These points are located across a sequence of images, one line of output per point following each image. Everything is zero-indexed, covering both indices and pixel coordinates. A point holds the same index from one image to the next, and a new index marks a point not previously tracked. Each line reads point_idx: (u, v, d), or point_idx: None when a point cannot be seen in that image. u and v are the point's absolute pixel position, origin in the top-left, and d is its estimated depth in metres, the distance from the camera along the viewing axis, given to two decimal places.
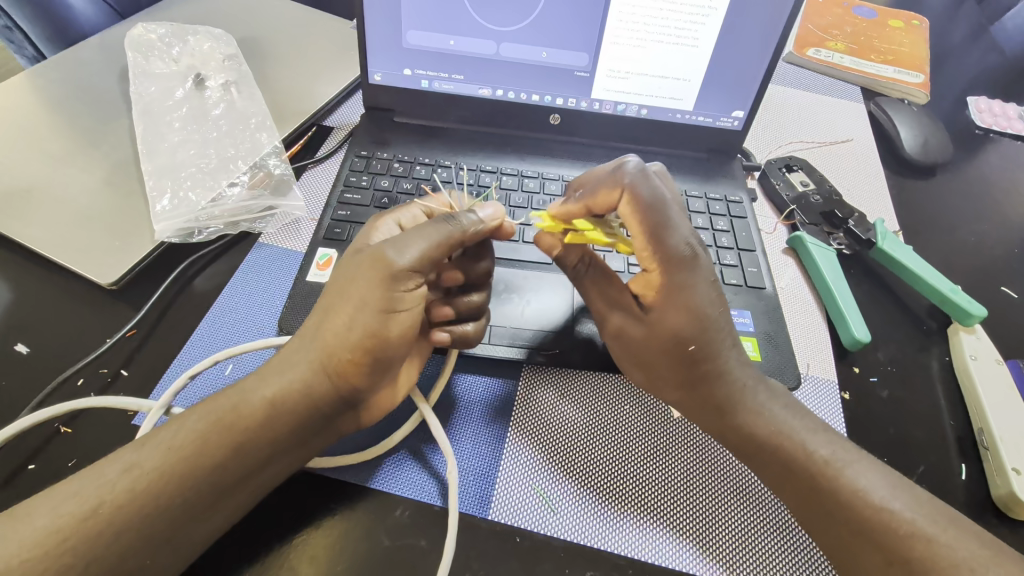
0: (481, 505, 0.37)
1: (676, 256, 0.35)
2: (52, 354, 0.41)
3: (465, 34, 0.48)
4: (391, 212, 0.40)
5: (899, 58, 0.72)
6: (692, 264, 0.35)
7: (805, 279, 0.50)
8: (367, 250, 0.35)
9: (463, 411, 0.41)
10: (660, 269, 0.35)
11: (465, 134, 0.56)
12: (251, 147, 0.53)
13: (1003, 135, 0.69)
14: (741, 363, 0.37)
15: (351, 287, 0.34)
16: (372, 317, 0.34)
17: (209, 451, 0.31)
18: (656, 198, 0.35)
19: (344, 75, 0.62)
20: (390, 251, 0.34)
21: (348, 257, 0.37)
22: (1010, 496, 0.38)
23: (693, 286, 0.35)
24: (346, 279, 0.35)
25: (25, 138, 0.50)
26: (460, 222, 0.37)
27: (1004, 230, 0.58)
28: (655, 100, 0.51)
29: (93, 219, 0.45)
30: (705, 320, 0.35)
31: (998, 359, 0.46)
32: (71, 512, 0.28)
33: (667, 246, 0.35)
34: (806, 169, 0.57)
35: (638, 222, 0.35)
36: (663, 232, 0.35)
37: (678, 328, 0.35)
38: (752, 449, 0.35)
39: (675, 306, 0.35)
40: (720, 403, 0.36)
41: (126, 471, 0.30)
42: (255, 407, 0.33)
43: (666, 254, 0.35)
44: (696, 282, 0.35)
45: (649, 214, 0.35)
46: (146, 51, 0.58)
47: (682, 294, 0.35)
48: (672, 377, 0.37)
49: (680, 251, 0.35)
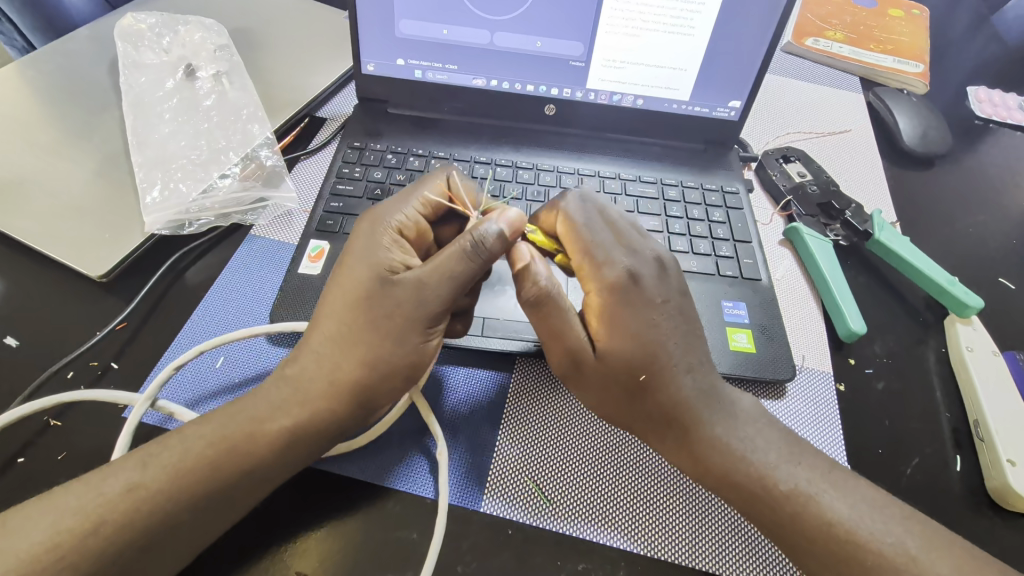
0: (473, 498, 0.37)
1: (609, 274, 0.35)
2: (42, 349, 0.41)
3: (460, 23, 0.48)
4: (386, 217, 0.38)
5: (897, 47, 0.71)
6: (632, 286, 0.35)
7: (802, 270, 0.50)
8: (397, 280, 0.35)
9: (457, 402, 0.41)
10: (598, 291, 0.35)
11: (460, 125, 0.56)
12: (243, 138, 0.52)
13: (1003, 125, 0.69)
14: (695, 388, 0.35)
15: (378, 315, 0.34)
16: (389, 345, 0.34)
17: (210, 469, 0.30)
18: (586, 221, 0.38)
19: (337, 66, 0.61)
20: (423, 288, 0.34)
21: (369, 281, 0.35)
22: (1005, 488, 0.38)
23: (632, 310, 0.35)
24: (367, 302, 0.35)
25: (14, 130, 0.50)
26: (488, 248, 0.35)
27: (1003, 221, 0.58)
28: (651, 90, 0.51)
29: (84, 212, 0.45)
30: (650, 346, 0.34)
31: (994, 350, 0.45)
32: (68, 524, 0.28)
33: (603, 268, 0.36)
34: (803, 160, 0.57)
35: (575, 243, 0.38)
36: (594, 253, 0.37)
37: (621, 359, 0.34)
38: (727, 479, 0.34)
39: (618, 334, 0.35)
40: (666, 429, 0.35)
41: (127, 488, 0.29)
42: (259, 425, 0.32)
43: (603, 277, 0.36)
44: (636, 306, 0.35)
45: (580, 236, 0.37)
46: (136, 41, 0.57)
47: (622, 320, 0.35)
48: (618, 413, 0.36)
49: (617, 274, 0.35)
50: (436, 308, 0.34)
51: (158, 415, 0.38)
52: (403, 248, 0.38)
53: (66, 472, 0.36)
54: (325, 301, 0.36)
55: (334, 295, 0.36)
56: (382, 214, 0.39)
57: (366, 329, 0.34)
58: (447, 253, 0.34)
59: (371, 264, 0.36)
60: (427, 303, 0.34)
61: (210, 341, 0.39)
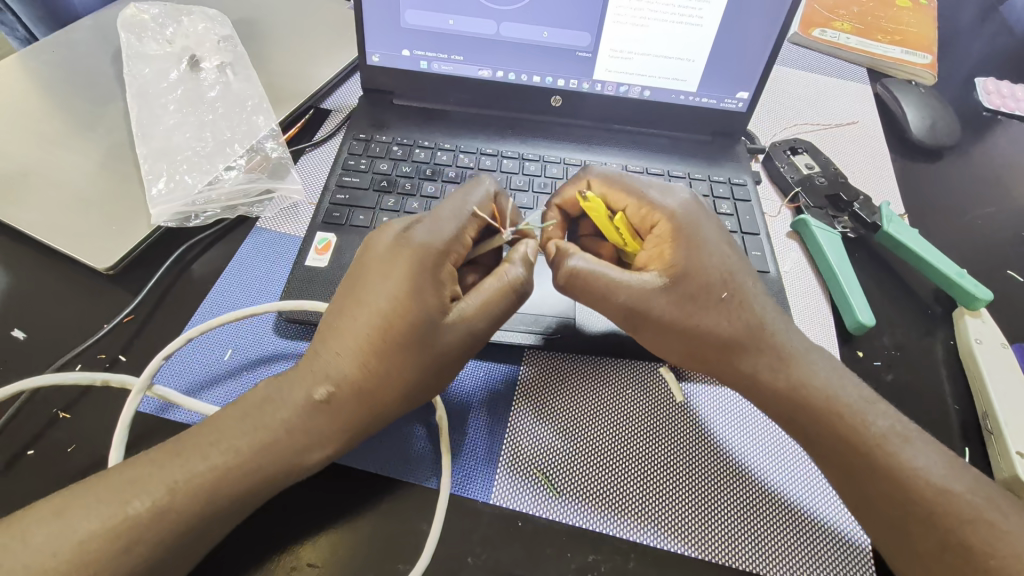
0: (484, 489, 0.37)
1: (666, 202, 0.39)
2: (49, 341, 0.41)
3: (465, 13, 0.47)
4: (435, 246, 0.34)
5: (906, 38, 0.70)
6: (692, 213, 0.39)
7: (810, 262, 0.50)
8: (454, 326, 0.34)
9: (465, 394, 0.41)
10: (666, 221, 0.38)
11: (465, 117, 0.55)
12: (247, 130, 0.52)
13: (1011, 117, 0.68)
14: (771, 313, 0.39)
15: (427, 351, 0.33)
16: (434, 380, 0.35)
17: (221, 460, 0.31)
18: (615, 176, 0.41)
19: (341, 57, 0.61)
20: (477, 331, 0.35)
21: (423, 325, 0.33)
22: (1014, 480, 0.38)
23: (699, 232, 0.38)
24: (421, 347, 0.33)
25: (18, 121, 0.49)
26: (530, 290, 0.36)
27: (1012, 214, 0.57)
28: (659, 81, 0.50)
29: (89, 203, 0.45)
30: (729, 270, 0.38)
31: (1004, 342, 0.45)
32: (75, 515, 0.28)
33: (653, 205, 0.39)
34: (810, 152, 0.56)
35: (620, 192, 0.40)
36: (644, 195, 0.39)
37: (706, 275, 0.37)
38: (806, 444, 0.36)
39: (688, 249, 0.37)
40: (694, 299, 0.37)
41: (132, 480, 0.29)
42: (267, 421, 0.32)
43: (653, 211, 0.39)
44: (704, 230, 0.38)
45: (614, 188, 0.41)
46: (140, 32, 0.57)
47: (693, 239, 0.38)
48: (720, 340, 0.37)
49: (674, 206, 0.39)
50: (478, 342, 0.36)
51: (154, 403, 0.38)
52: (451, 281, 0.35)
53: (77, 465, 0.36)
54: (343, 320, 0.33)
55: (356, 322, 0.33)
56: (429, 240, 0.34)
57: (411, 363, 0.33)
58: (504, 299, 0.35)
59: (425, 309, 0.33)
60: (475, 343, 0.35)
61: (206, 327, 0.39)
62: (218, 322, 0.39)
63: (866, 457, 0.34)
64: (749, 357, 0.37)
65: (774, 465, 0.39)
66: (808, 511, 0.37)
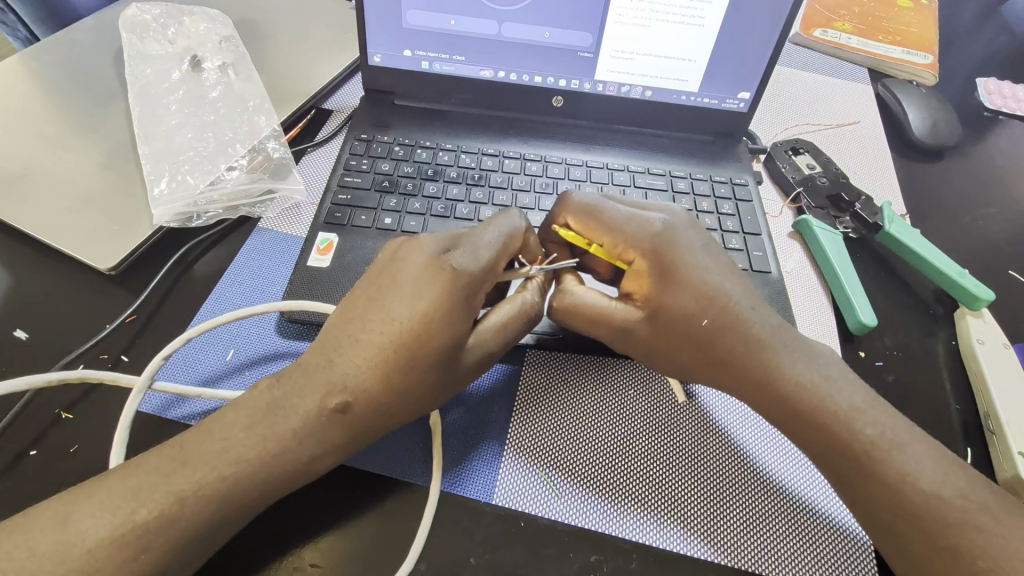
0: (485, 490, 0.37)
1: (643, 233, 0.39)
2: (52, 341, 0.41)
3: (466, 13, 0.47)
4: (472, 273, 0.35)
5: (907, 38, 0.70)
6: (669, 237, 0.39)
7: (812, 263, 0.50)
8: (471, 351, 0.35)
9: (469, 394, 0.41)
10: (642, 255, 0.38)
11: (467, 117, 0.55)
12: (249, 130, 0.52)
13: (1012, 117, 0.68)
14: (764, 322, 0.38)
15: (441, 366, 0.34)
16: (443, 396, 0.36)
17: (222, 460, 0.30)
18: (591, 205, 0.41)
19: (343, 58, 0.61)
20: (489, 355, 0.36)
21: (447, 348, 0.34)
22: (1016, 480, 0.38)
23: (679, 257, 0.38)
24: (440, 365, 0.34)
25: (20, 122, 0.49)
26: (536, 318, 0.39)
27: (1013, 214, 0.57)
28: (660, 81, 0.50)
29: (91, 204, 0.45)
30: (714, 287, 0.38)
31: (1005, 342, 0.45)
32: (76, 515, 0.28)
33: (628, 239, 0.39)
34: (812, 152, 0.56)
35: (596, 224, 0.40)
36: (620, 228, 0.39)
37: (687, 302, 0.37)
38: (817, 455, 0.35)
39: (666, 281, 0.38)
40: (675, 328, 0.37)
41: (133, 481, 0.29)
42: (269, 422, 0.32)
43: (629, 245, 0.39)
44: (685, 251, 0.38)
45: (589, 220, 0.41)
46: (142, 32, 0.57)
47: (671, 268, 0.38)
48: (708, 359, 0.37)
49: (651, 236, 0.39)
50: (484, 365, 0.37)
51: (156, 403, 0.38)
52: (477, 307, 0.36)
53: (79, 465, 0.36)
54: (362, 330, 0.33)
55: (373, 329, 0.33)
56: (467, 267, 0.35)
57: (423, 373, 0.33)
58: (515, 328, 0.37)
59: (452, 333, 0.34)
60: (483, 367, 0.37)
61: (209, 327, 0.39)
62: (221, 322, 0.39)
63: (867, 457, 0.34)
64: (745, 369, 0.37)
65: (776, 464, 0.39)
66: (809, 511, 0.37)
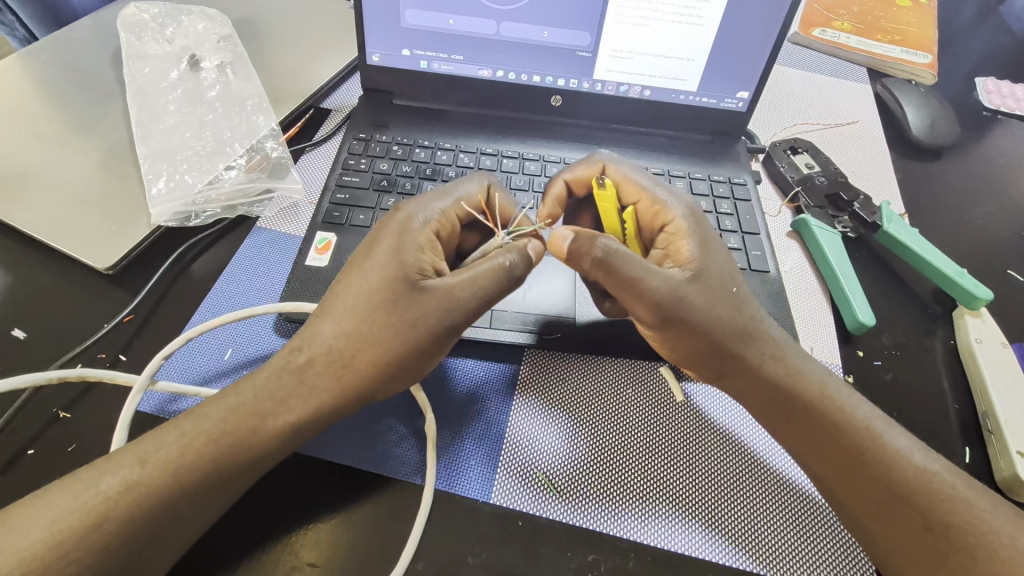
0: (483, 490, 0.37)
1: (678, 205, 0.41)
2: (49, 341, 0.41)
3: (464, 12, 0.47)
4: (417, 215, 0.37)
5: (906, 38, 0.70)
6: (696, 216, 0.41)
7: (810, 263, 0.50)
8: (431, 295, 0.34)
9: (466, 394, 0.41)
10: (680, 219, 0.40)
11: (465, 116, 0.55)
12: (247, 130, 0.52)
13: (1011, 117, 0.68)
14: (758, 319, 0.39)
15: (402, 320, 0.34)
16: (409, 357, 0.34)
17: (219, 459, 0.30)
18: (630, 171, 0.42)
19: (341, 57, 0.61)
20: (451, 301, 0.34)
21: (401, 287, 0.34)
22: (1014, 479, 0.38)
23: (706, 230, 0.40)
24: (398, 309, 0.34)
25: (17, 121, 0.49)
26: (512, 268, 0.35)
27: (1011, 213, 0.57)
28: (659, 80, 0.50)
29: (88, 203, 0.45)
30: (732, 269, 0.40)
31: (1004, 342, 0.45)
32: (71, 515, 0.28)
33: (665, 204, 0.40)
34: (811, 151, 0.56)
35: (634, 187, 0.42)
36: (657, 194, 0.41)
37: (719, 271, 0.39)
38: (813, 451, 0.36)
39: (701, 246, 0.39)
40: (712, 292, 0.38)
41: (130, 480, 0.29)
42: (265, 420, 0.32)
43: (666, 208, 0.40)
44: (709, 230, 0.41)
45: (628, 180, 0.42)
46: (140, 31, 0.57)
47: (707, 236, 0.40)
48: (725, 334, 0.37)
49: (684, 208, 0.41)
50: (458, 322, 0.35)
51: (154, 402, 0.38)
52: (434, 252, 0.36)
53: (76, 464, 0.36)
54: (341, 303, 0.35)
55: (347, 291, 0.34)
56: (412, 211, 0.37)
57: (389, 336, 0.34)
58: (479, 273, 0.35)
59: (404, 269, 0.34)
60: (452, 317, 0.34)
61: (207, 326, 0.39)
62: (219, 321, 0.39)
63: (863, 456, 0.35)
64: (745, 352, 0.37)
65: (773, 464, 0.39)
66: (808, 511, 0.37)
